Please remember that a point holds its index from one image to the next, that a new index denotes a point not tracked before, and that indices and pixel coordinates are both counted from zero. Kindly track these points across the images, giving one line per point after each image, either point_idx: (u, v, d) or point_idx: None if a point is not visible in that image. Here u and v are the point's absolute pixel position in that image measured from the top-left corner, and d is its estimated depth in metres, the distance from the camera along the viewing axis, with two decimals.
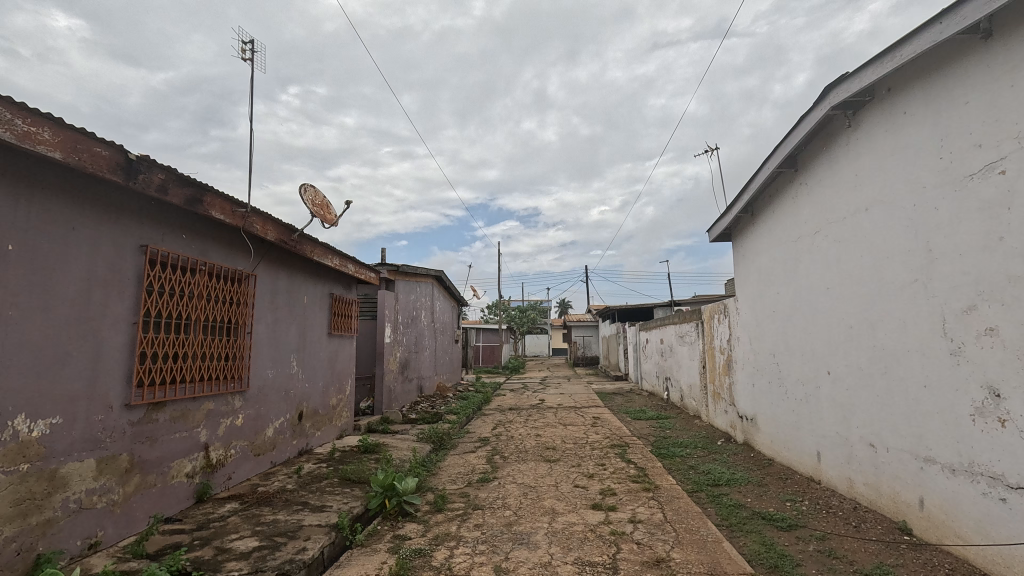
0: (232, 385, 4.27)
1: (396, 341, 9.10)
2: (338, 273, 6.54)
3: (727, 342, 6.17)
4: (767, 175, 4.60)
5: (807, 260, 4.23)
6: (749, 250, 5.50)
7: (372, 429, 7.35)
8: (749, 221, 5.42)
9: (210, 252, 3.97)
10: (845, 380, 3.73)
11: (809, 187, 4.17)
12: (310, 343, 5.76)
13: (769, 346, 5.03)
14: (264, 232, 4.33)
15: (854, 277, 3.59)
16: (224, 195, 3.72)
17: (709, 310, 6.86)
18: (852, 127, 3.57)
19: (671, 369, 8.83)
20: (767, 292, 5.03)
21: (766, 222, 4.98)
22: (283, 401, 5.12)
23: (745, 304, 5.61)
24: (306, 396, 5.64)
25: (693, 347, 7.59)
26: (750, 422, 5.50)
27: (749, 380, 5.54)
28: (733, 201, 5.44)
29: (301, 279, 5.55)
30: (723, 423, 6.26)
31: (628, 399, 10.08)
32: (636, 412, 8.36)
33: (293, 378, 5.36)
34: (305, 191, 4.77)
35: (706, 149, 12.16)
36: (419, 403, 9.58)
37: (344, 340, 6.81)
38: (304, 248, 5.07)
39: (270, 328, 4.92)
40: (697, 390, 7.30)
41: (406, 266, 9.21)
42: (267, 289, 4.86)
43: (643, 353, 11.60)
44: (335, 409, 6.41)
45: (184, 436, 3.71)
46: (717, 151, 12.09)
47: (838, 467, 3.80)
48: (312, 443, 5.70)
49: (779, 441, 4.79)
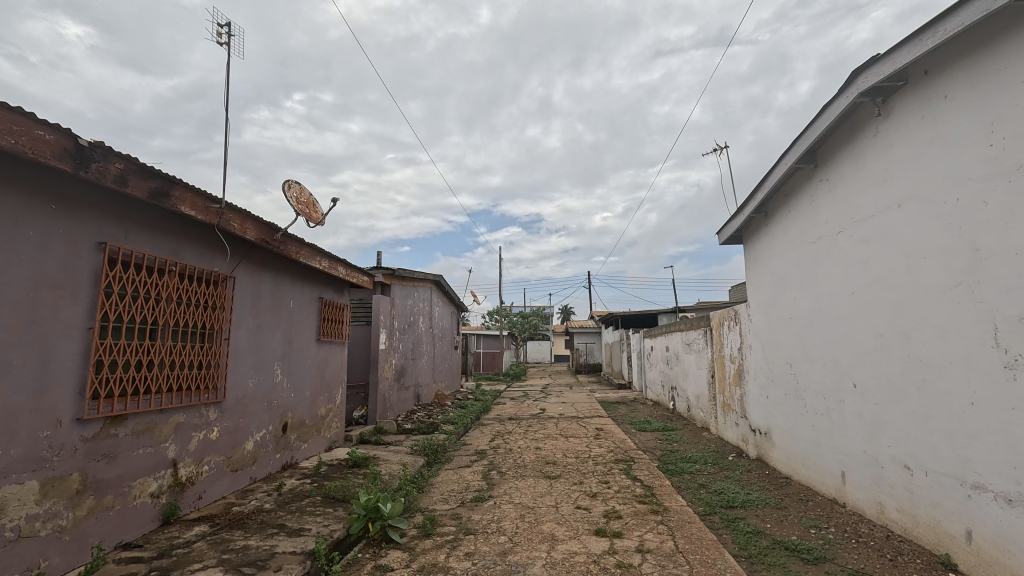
0: (207, 396, 3.96)
1: (392, 348, 8.78)
2: (329, 277, 6.23)
3: (738, 351, 5.83)
4: (784, 172, 4.28)
5: (827, 263, 3.90)
6: (761, 252, 5.17)
7: (365, 440, 7.05)
8: (762, 222, 5.10)
9: (181, 251, 3.67)
10: (873, 395, 3.40)
11: (831, 184, 3.86)
12: (297, 350, 5.45)
13: (784, 356, 4.68)
14: (243, 231, 4.02)
15: (884, 281, 3.26)
16: (195, 189, 3.43)
17: (718, 317, 6.52)
18: (882, 116, 3.25)
19: (678, 378, 8.47)
20: (783, 298, 4.69)
21: (782, 223, 4.66)
22: (266, 412, 4.81)
23: (758, 311, 5.27)
24: (292, 406, 5.32)
25: (700, 356, 7.25)
26: (764, 436, 5.15)
27: (762, 393, 5.18)
28: (744, 201, 5.12)
29: (287, 282, 5.24)
30: (733, 436, 5.91)
31: (632, 409, 9.72)
32: (640, 423, 8.01)
33: (278, 388, 5.05)
34: (288, 188, 4.48)
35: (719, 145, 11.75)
36: (416, 413, 9.24)
37: (335, 347, 6.50)
38: (289, 249, 4.77)
39: (252, 334, 4.62)
40: (705, 402, 6.94)
41: (403, 270, 8.90)
42: (249, 292, 4.55)
43: (647, 361, 11.25)
44: (324, 420, 6.09)
45: (149, 452, 3.39)
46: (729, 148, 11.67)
47: (865, 490, 3.45)
48: (298, 456, 5.38)
49: (796, 459, 4.44)
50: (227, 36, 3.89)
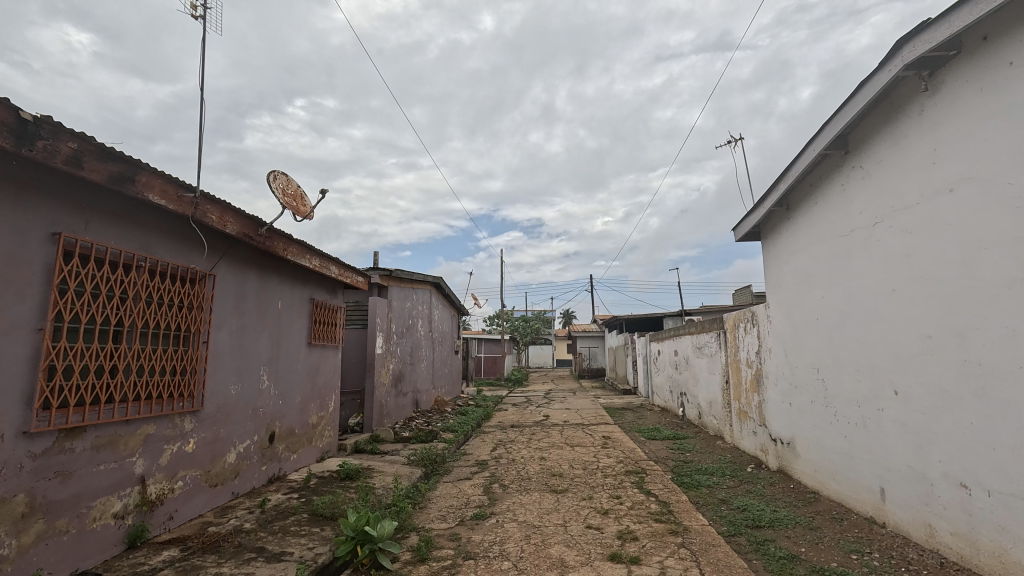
0: (182, 405, 3.61)
1: (389, 352, 8.43)
2: (321, 277, 5.89)
3: (756, 355, 5.47)
4: (810, 160, 3.94)
5: (862, 258, 3.56)
6: (782, 249, 4.83)
7: (360, 449, 6.70)
8: (784, 216, 4.76)
9: (153, 245, 3.34)
10: (919, 403, 3.05)
11: (866, 170, 3.52)
12: (285, 354, 5.10)
13: (810, 361, 4.33)
14: (222, 224, 3.69)
15: (932, 276, 2.92)
16: (165, 176, 3.09)
17: (733, 319, 6.17)
18: (929, 91, 2.92)
19: (688, 383, 8.10)
20: (807, 298, 4.35)
21: (807, 216, 4.32)
22: (250, 421, 4.46)
23: (779, 312, 4.93)
24: (280, 414, 4.97)
25: (713, 360, 6.89)
26: (786, 447, 4.78)
27: (784, 400, 4.83)
28: (764, 194, 4.79)
29: (274, 282, 4.89)
30: (752, 446, 5.54)
31: (639, 416, 9.34)
32: (649, 430, 7.63)
33: (264, 395, 4.70)
34: (274, 178, 4.15)
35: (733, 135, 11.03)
36: (414, 420, 8.87)
37: (328, 351, 6.15)
38: (274, 245, 4.43)
39: (235, 337, 4.28)
40: (719, 409, 6.57)
41: (400, 271, 8.53)
42: (231, 292, 4.21)
43: (654, 365, 10.87)
44: (316, 428, 5.74)
45: (113, 468, 3.05)
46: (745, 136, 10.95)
47: (910, 510, 3.10)
48: (286, 468, 5.02)
49: (825, 472, 4.08)
50: (203, 9, 3.56)
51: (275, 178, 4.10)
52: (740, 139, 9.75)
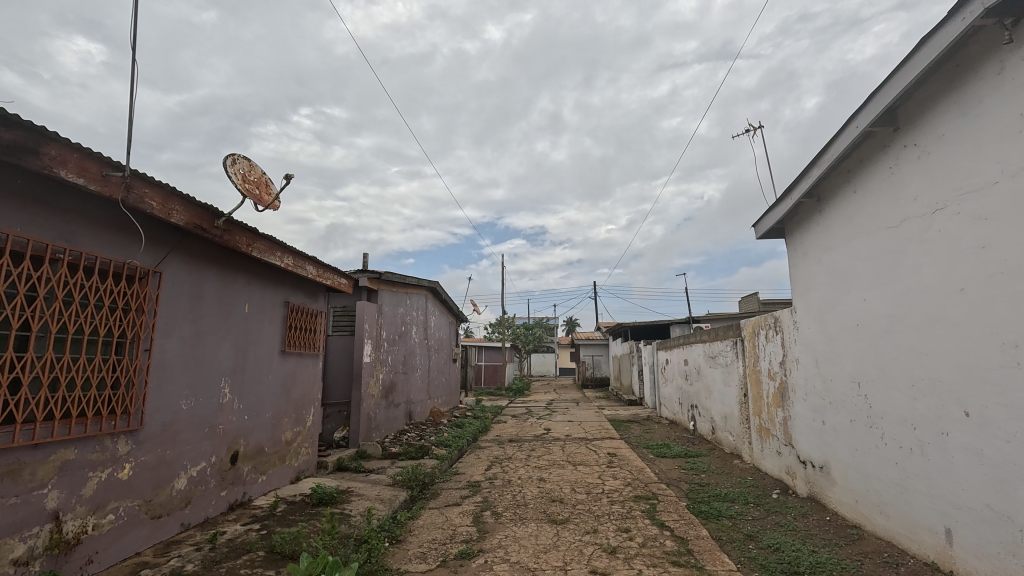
0: (115, 424, 3.06)
1: (379, 361, 7.89)
2: (298, 278, 5.35)
3: (781, 366, 4.89)
4: (851, 140, 3.40)
5: (918, 252, 3.01)
6: (812, 246, 4.27)
7: (344, 467, 6.14)
8: (814, 209, 4.22)
9: (78, 235, 2.82)
10: (999, 427, 2.48)
11: (924, 148, 2.97)
12: (252, 364, 4.55)
13: (847, 373, 3.77)
14: (165, 213, 3.16)
15: (1016, 270, 2.37)
16: (82, 150, 2.58)
17: (752, 325, 5.60)
18: (1014, 44, 2.38)
19: (699, 395, 7.52)
20: (845, 301, 3.79)
21: (844, 207, 3.77)
22: (206, 440, 3.91)
23: (807, 317, 4.37)
24: (245, 431, 4.42)
25: (728, 370, 6.31)
26: (819, 471, 4.20)
27: (814, 417, 4.26)
28: (792, 184, 4.24)
29: (239, 283, 4.36)
30: (776, 468, 4.94)
31: (647, 429, 8.75)
32: (658, 446, 7.05)
33: (225, 410, 4.15)
34: (232, 162, 3.63)
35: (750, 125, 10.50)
36: (406, 433, 8.30)
37: (306, 361, 5.60)
38: (235, 240, 3.90)
39: (189, 345, 3.75)
40: (736, 424, 5.98)
41: (392, 275, 7.96)
42: (184, 293, 3.68)
43: (662, 376, 10.26)
44: (291, 446, 5.17)
45: (14, 504, 2.50)
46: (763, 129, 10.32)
47: (989, 559, 2.52)
48: (253, 492, 4.46)
49: (871, 503, 3.49)
50: None
51: (233, 161, 3.57)
52: (757, 129, 9.14)
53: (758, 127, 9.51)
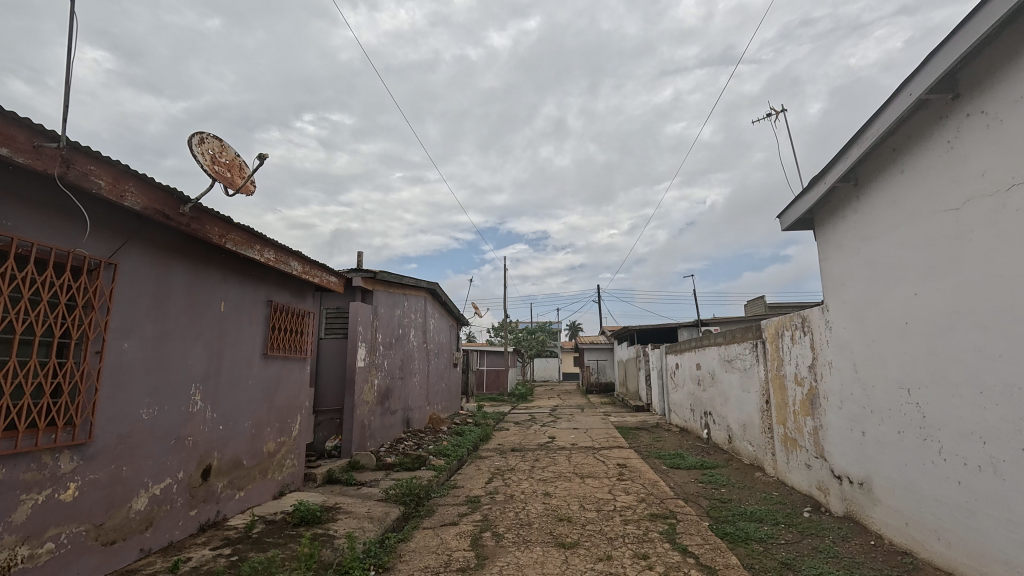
0: (56, 437, 2.65)
1: (374, 366, 7.47)
2: (282, 276, 4.94)
3: (810, 370, 4.44)
4: (902, 111, 2.98)
5: (987, 236, 2.58)
6: (848, 236, 3.84)
7: (334, 480, 5.71)
8: (850, 195, 3.79)
9: (9, 218, 2.43)
10: None
11: (995, 116, 2.54)
12: (228, 368, 4.14)
13: (894, 378, 3.33)
14: (115, 194, 2.76)
15: None
16: (4, 114, 2.19)
17: (775, 326, 5.16)
18: None
19: (714, 402, 7.06)
20: (890, 297, 3.36)
21: (890, 190, 3.34)
22: (172, 454, 3.49)
23: (842, 315, 3.93)
24: (219, 443, 4.00)
25: (747, 375, 5.87)
26: (857, 488, 3.75)
27: (851, 428, 3.82)
28: (826, 167, 3.82)
29: (214, 279, 3.95)
30: (806, 483, 4.49)
31: (657, 438, 8.30)
32: (671, 456, 6.60)
33: (195, 420, 3.74)
34: (199, 142, 3.22)
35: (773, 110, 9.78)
36: (403, 442, 7.87)
37: (293, 365, 5.18)
38: (204, 229, 3.49)
39: (152, 347, 3.34)
40: (757, 433, 5.53)
41: (388, 275, 7.54)
42: (146, 288, 3.28)
43: (672, 381, 9.79)
44: (273, 458, 4.75)
45: None
46: (783, 113, 9.75)
47: None
48: (228, 511, 4.03)
49: (925, 527, 3.05)
50: None
51: (198, 140, 3.16)
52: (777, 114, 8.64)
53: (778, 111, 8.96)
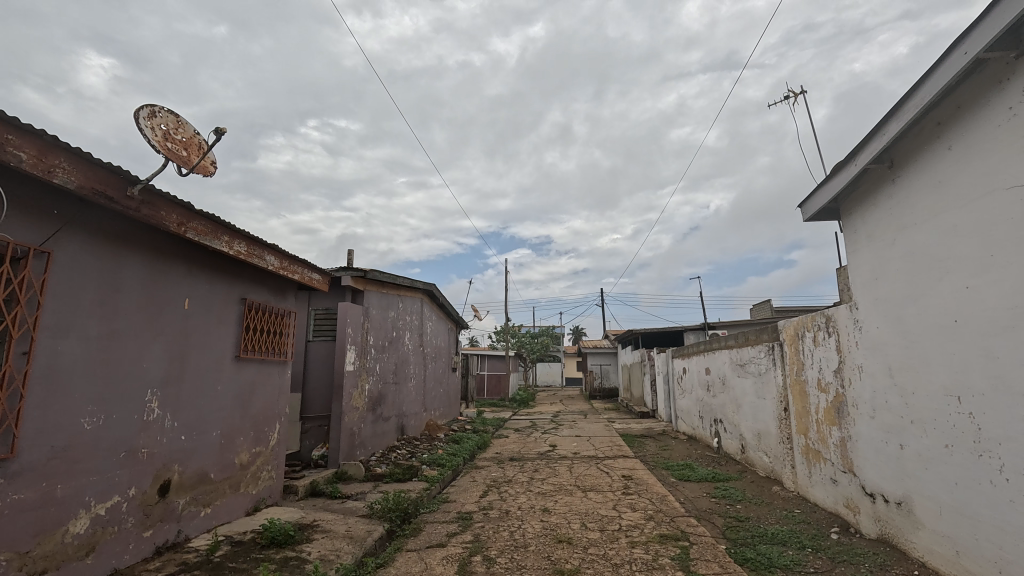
0: None
1: (365, 370, 7.07)
2: (259, 273, 4.55)
3: (836, 376, 4.02)
4: (951, 75, 2.58)
5: None
6: (881, 225, 3.43)
7: (317, 492, 5.31)
8: (884, 178, 3.39)
9: None
10: None
11: None
12: (194, 373, 3.75)
13: (940, 385, 2.91)
14: (40, 171, 2.39)
15: None
16: None
17: (794, 327, 4.74)
18: None
19: (725, 409, 6.63)
20: (935, 291, 2.95)
21: (935, 169, 2.93)
22: (122, 469, 3.10)
23: (874, 313, 3.52)
24: (181, 455, 3.60)
25: (762, 380, 5.45)
26: (894, 509, 3.33)
27: (886, 440, 3.40)
28: (857, 147, 3.41)
29: (176, 274, 3.56)
30: (831, 500, 4.07)
31: (663, 446, 7.89)
32: (679, 467, 6.18)
33: (151, 430, 3.35)
34: (148, 116, 2.83)
35: (801, 91, 8.16)
36: (395, 451, 7.46)
37: (271, 369, 4.78)
38: (160, 216, 3.12)
39: (98, 347, 2.96)
40: (774, 444, 5.10)
41: (380, 274, 7.14)
42: (91, 281, 2.90)
43: (678, 387, 9.38)
44: (247, 471, 4.34)
45: None
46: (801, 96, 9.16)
47: None
48: (190, 531, 3.63)
49: (981, 557, 2.63)
50: None
51: (146, 113, 2.78)
52: (796, 95, 8.03)
53: (799, 94, 8.33)
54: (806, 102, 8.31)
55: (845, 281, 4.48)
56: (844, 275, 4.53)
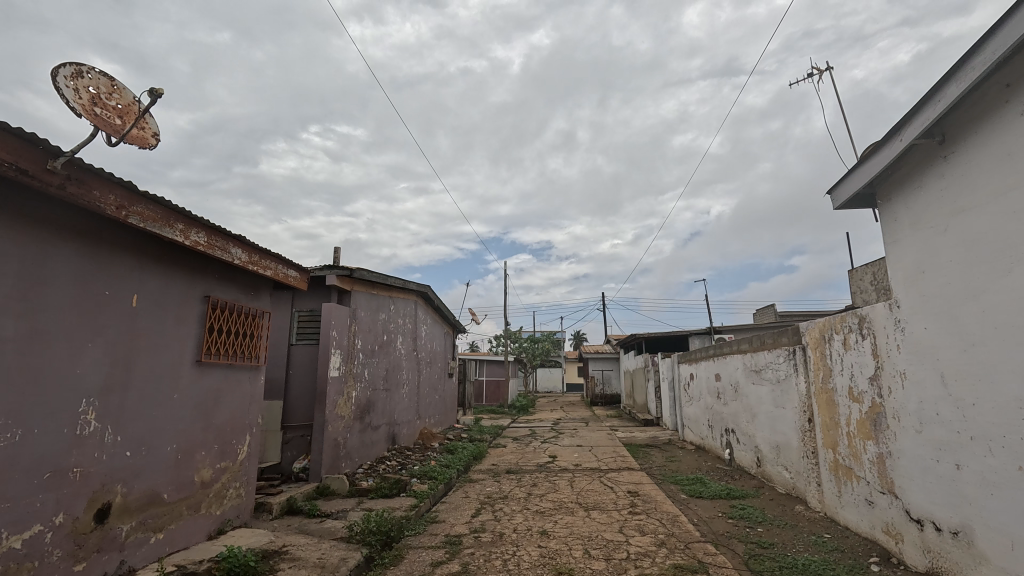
0: None
1: (352, 376, 6.61)
2: (225, 268, 4.11)
3: (871, 384, 3.56)
4: None
5: None
6: (931, 210, 2.98)
7: (294, 510, 4.85)
8: (934, 155, 2.95)
9: None
10: None
11: None
12: (143, 380, 3.29)
13: (1010, 395, 2.45)
14: None
15: None
16: None
17: (820, 329, 4.27)
18: None
19: (738, 419, 6.15)
20: (1002, 284, 2.49)
21: (1002, 141, 2.49)
22: (46, 493, 2.64)
23: (920, 312, 3.06)
24: (126, 475, 3.14)
25: (781, 387, 4.99)
26: (948, 539, 2.86)
27: (937, 459, 2.94)
28: (902, 120, 2.97)
29: (124, 267, 3.11)
30: (866, 524, 3.59)
31: (671, 457, 7.40)
32: (689, 481, 5.70)
33: (88, 445, 2.89)
34: (72, 76, 2.39)
35: (812, 70, 7.69)
36: (384, 463, 6.97)
37: (240, 375, 4.32)
38: (94, 196, 2.68)
39: (16, 350, 2.51)
40: (797, 458, 4.62)
41: (368, 273, 6.69)
42: (6, 271, 2.45)
43: (685, 394, 8.90)
44: (209, 490, 3.87)
45: None
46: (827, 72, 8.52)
47: None
48: (135, 561, 3.16)
49: None
50: None
51: (71, 72, 2.35)
52: (821, 73, 7.40)
53: (825, 69, 7.70)
54: (833, 78, 7.66)
55: (863, 283, 4.78)
56: (860, 277, 4.86)
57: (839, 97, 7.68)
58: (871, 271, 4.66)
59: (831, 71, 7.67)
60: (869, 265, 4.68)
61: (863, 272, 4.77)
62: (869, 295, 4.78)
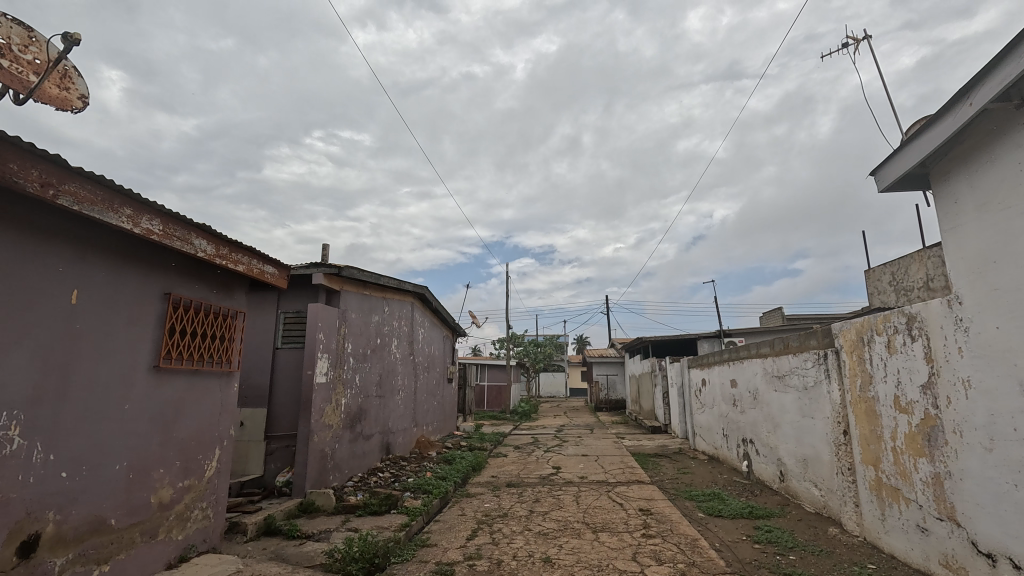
0: None
1: (341, 382, 6.16)
2: (190, 263, 3.67)
3: (924, 393, 3.09)
4: None
5: None
6: (1007, 189, 2.52)
7: (272, 531, 4.38)
8: (1010, 122, 2.49)
9: None
10: None
11: None
12: (85, 388, 2.86)
13: None
14: None
15: None
16: None
17: (858, 330, 3.80)
18: None
19: (758, 429, 5.68)
20: None
21: None
22: None
23: (990, 309, 2.60)
24: (62, 499, 2.71)
25: (809, 395, 4.52)
26: None
27: (1015, 483, 2.47)
28: (971, 82, 2.51)
29: (57, 257, 2.68)
30: (919, 555, 3.12)
31: (683, 469, 6.92)
32: (706, 497, 5.22)
33: (9, 466, 2.45)
34: None
35: (846, 41, 6.99)
36: (376, 475, 6.50)
37: (208, 383, 3.88)
38: (10, 170, 2.26)
39: None
40: (829, 474, 4.14)
41: (358, 272, 6.24)
42: None
43: (696, 401, 8.42)
44: (168, 512, 3.43)
45: None
46: (868, 42, 6.91)
47: None
48: None
49: None
50: None
51: None
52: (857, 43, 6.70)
53: (863, 39, 6.93)
54: (870, 50, 6.96)
55: (880, 283, 4.66)
56: (877, 278, 4.74)
57: (880, 70, 6.94)
58: (888, 271, 4.56)
59: (870, 42, 6.93)
60: (887, 265, 4.58)
61: (880, 272, 4.65)
62: (887, 296, 4.61)
